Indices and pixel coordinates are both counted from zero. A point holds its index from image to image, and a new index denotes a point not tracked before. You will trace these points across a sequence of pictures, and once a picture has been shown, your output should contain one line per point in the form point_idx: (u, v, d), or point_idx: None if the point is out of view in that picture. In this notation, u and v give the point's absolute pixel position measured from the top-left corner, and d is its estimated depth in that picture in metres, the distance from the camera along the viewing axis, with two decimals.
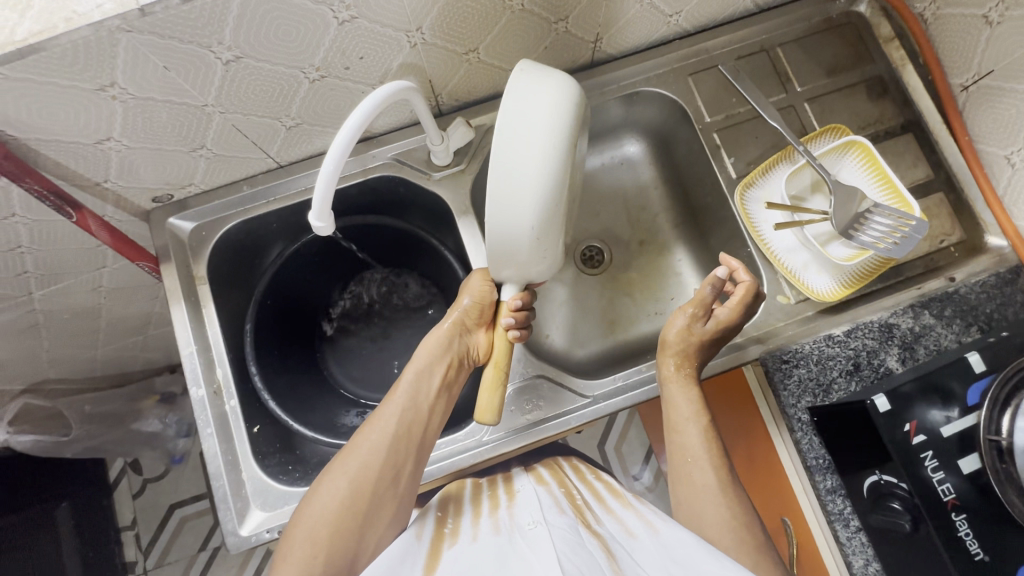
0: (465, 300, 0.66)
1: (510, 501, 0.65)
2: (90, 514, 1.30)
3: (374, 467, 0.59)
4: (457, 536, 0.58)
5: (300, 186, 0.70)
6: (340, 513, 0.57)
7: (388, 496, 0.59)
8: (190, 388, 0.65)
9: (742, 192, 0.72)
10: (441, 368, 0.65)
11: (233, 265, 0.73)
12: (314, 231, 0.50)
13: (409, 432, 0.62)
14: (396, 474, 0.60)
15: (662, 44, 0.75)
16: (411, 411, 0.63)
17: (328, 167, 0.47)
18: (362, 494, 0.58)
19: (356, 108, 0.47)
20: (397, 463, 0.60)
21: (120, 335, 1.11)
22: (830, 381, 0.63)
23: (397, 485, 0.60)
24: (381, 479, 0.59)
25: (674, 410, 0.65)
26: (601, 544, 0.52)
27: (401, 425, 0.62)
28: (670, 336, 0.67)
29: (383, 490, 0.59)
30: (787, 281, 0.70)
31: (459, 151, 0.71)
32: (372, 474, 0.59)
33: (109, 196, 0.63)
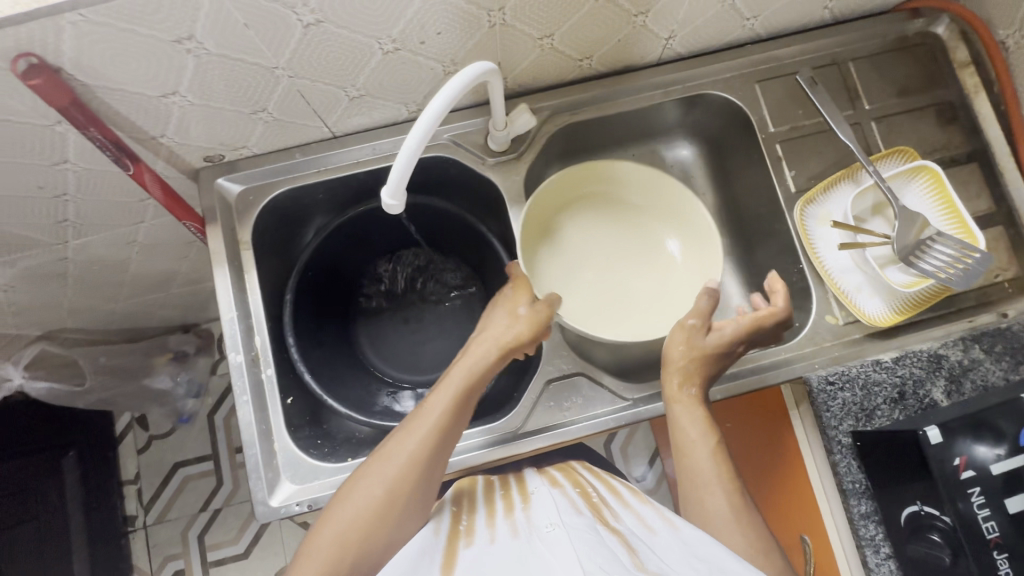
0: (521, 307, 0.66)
1: (526, 501, 0.64)
2: (95, 465, 1.31)
3: (412, 472, 0.56)
4: (473, 537, 0.56)
5: (353, 158, 0.69)
6: (374, 514, 0.54)
7: (420, 500, 0.56)
8: (228, 353, 0.64)
9: (801, 207, 0.70)
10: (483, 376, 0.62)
11: (276, 233, 0.72)
12: (385, 208, 0.49)
13: (447, 439, 0.59)
14: (428, 481, 0.57)
15: (733, 47, 0.73)
16: (452, 420, 0.59)
17: (411, 147, 0.45)
18: (396, 498, 0.55)
19: (439, 95, 0.46)
20: (432, 470, 0.57)
21: (141, 291, 1.10)
22: (874, 407, 0.63)
23: (428, 493, 0.57)
24: (418, 483, 0.56)
25: (681, 423, 0.62)
26: (618, 542, 0.51)
27: (442, 430, 0.58)
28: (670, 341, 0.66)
29: (416, 496, 0.56)
30: (838, 302, 0.68)
31: (517, 137, 0.70)
32: (410, 479, 0.56)
33: (163, 151, 0.61)
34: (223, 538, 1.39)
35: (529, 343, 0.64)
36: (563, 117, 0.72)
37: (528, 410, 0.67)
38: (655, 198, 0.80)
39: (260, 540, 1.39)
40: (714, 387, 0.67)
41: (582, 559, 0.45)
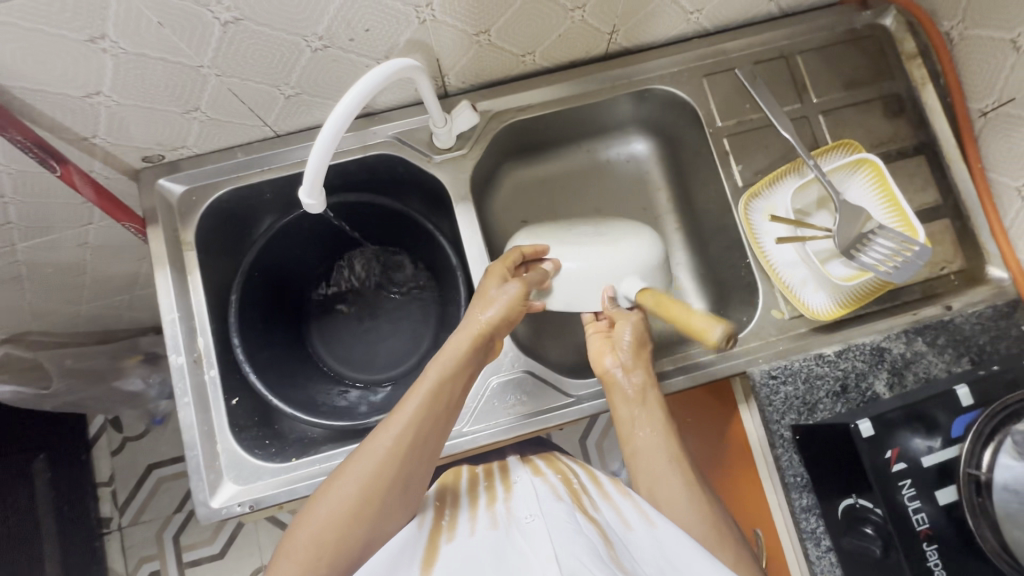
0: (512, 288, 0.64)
1: (506, 493, 0.61)
2: (66, 468, 1.31)
3: (390, 468, 0.54)
4: (454, 531, 0.53)
5: (295, 158, 0.69)
6: (350, 514, 0.52)
7: (401, 497, 0.54)
8: (169, 354, 0.64)
9: (746, 202, 0.70)
10: (460, 367, 0.61)
11: (222, 233, 0.72)
12: (304, 208, 0.49)
13: (427, 433, 0.57)
14: (405, 482, 0.54)
15: (680, 41, 0.73)
16: (430, 413, 0.58)
17: (322, 142, 0.46)
18: (372, 497, 0.53)
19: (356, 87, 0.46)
20: (409, 470, 0.55)
21: (106, 292, 1.10)
22: (816, 400, 0.63)
23: (407, 493, 0.54)
24: (394, 479, 0.54)
25: (636, 430, 0.61)
26: (594, 531, 0.47)
27: (420, 426, 0.57)
28: (592, 350, 0.67)
29: (393, 495, 0.54)
30: (784, 296, 0.68)
31: (462, 134, 0.70)
32: (387, 475, 0.54)
33: (97, 153, 0.61)
34: (198, 538, 1.39)
35: (504, 326, 0.64)
36: (509, 114, 0.71)
37: (475, 408, 0.67)
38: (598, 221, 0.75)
39: (235, 540, 1.39)
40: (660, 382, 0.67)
41: (558, 554, 0.42)
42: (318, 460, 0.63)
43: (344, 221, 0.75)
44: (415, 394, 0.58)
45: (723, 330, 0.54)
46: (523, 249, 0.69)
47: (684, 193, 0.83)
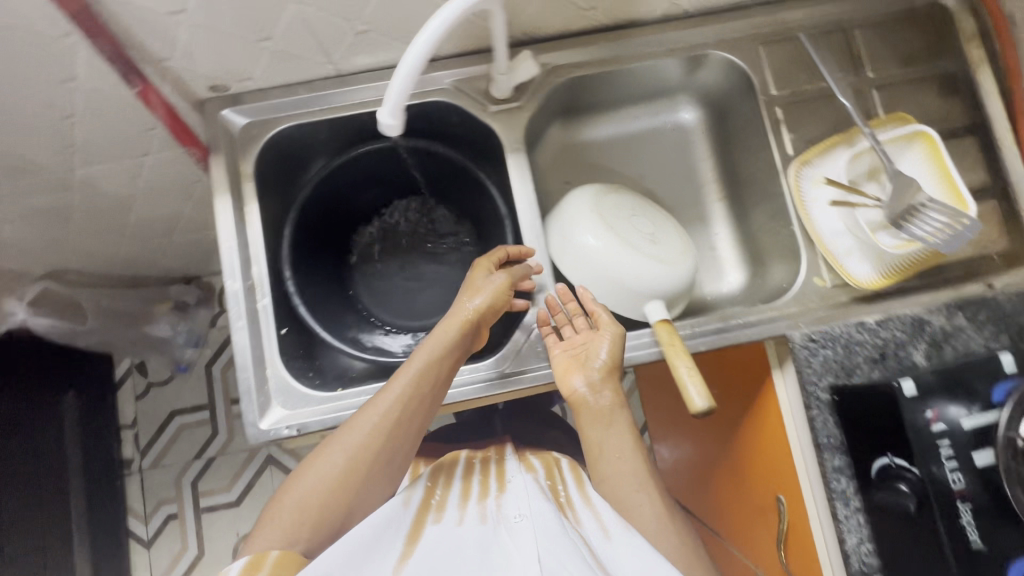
0: (499, 277, 0.64)
1: (500, 485, 0.65)
2: (92, 407, 1.34)
3: (373, 446, 0.57)
4: (442, 513, 0.59)
5: (356, 98, 0.70)
6: (334, 484, 0.56)
7: (383, 470, 0.58)
8: (225, 280, 0.65)
9: (797, 168, 0.70)
10: (449, 355, 0.62)
11: (278, 169, 0.73)
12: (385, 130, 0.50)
13: (410, 418, 0.59)
14: (389, 458, 0.58)
15: (740, 8, 0.74)
16: (416, 399, 0.59)
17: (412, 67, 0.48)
18: (356, 469, 0.57)
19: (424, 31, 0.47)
20: (393, 448, 0.58)
21: (145, 235, 1.13)
22: (854, 365, 0.64)
23: (388, 467, 0.58)
24: (377, 458, 0.57)
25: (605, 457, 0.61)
26: (578, 541, 0.53)
27: (406, 407, 0.59)
28: (560, 371, 0.63)
29: (375, 469, 0.57)
30: (827, 264, 0.69)
31: (519, 86, 0.71)
32: (372, 450, 0.57)
33: (169, 78, 0.62)
34: (216, 485, 1.42)
35: (491, 314, 0.64)
36: (566, 70, 0.72)
37: (519, 347, 0.67)
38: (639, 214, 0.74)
39: (252, 489, 1.42)
40: (701, 339, 0.68)
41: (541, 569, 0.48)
42: (363, 391, 0.65)
43: (408, 154, 0.76)
44: (402, 374, 0.59)
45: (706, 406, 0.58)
46: (507, 249, 0.68)
47: (728, 164, 0.84)
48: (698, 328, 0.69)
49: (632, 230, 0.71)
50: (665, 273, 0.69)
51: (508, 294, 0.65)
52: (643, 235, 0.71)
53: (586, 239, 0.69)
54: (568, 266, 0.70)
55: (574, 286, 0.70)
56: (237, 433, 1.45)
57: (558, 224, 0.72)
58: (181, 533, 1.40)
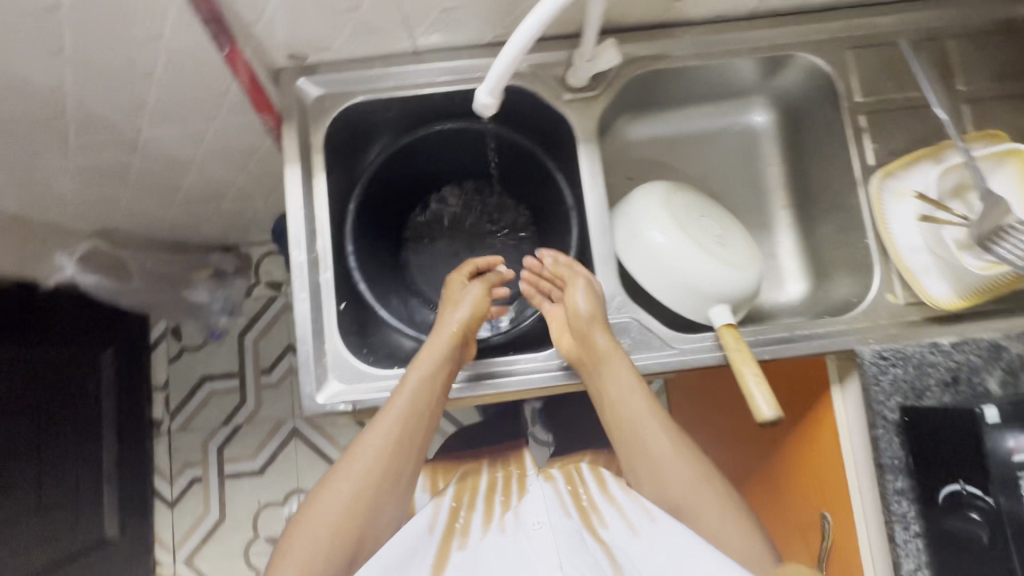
0: (474, 287, 0.69)
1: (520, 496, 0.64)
2: (128, 365, 1.36)
3: (377, 469, 0.58)
4: (466, 536, 0.59)
5: (431, 76, 0.69)
6: (343, 512, 0.56)
7: (392, 492, 0.59)
8: (291, 250, 0.65)
9: (879, 180, 0.68)
10: (440, 375, 0.62)
11: (347, 143, 0.73)
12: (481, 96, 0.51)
13: (409, 437, 0.60)
14: (395, 478, 0.59)
15: (830, 10, 0.71)
16: (412, 420, 0.60)
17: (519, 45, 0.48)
18: (363, 496, 0.57)
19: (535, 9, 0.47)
20: (397, 468, 0.60)
21: (194, 201, 1.13)
22: (925, 387, 0.62)
23: (396, 487, 0.59)
24: (382, 480, 0.59)
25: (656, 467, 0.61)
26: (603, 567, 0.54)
27: (407, 428, 0.60)
28: (558, 339, 0.67)
29: (383, 492, 0.59)
30: (901, 280, 0.67)
31: (596, 76, 0.70)
32: (377, 474, 0.58)
33: (252, 43, 0.62)
34: (240, 452, 1.44)
35: (474, 323, 0.68)
36: (645, 62, 0.71)
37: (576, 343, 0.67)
38: (707, 217, 0.73)
39: (276, 459, 1.44)
40: (765, 347, 0.66)
41: None
42: None
43: (492, 140, 0.76)
44: (399, 394, 0.61)
45: (775, 415, 0.56)
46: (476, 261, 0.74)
47: (797, 171, 0.82)
48: (763, 335, 0.67)
49: (699, 231, 0.70)
50: (734, 277, 0.67)
51: (485, 301, 0.69)
52: (712, 237, 0.70)
53: (653, 235, 0.68)
54: (632, 262, 0.69)
55: (639, 281, 0.68)
56: (265, 403, 1.46)
57: (626, 217, 0.70)
58: (204, 496, 1.43)
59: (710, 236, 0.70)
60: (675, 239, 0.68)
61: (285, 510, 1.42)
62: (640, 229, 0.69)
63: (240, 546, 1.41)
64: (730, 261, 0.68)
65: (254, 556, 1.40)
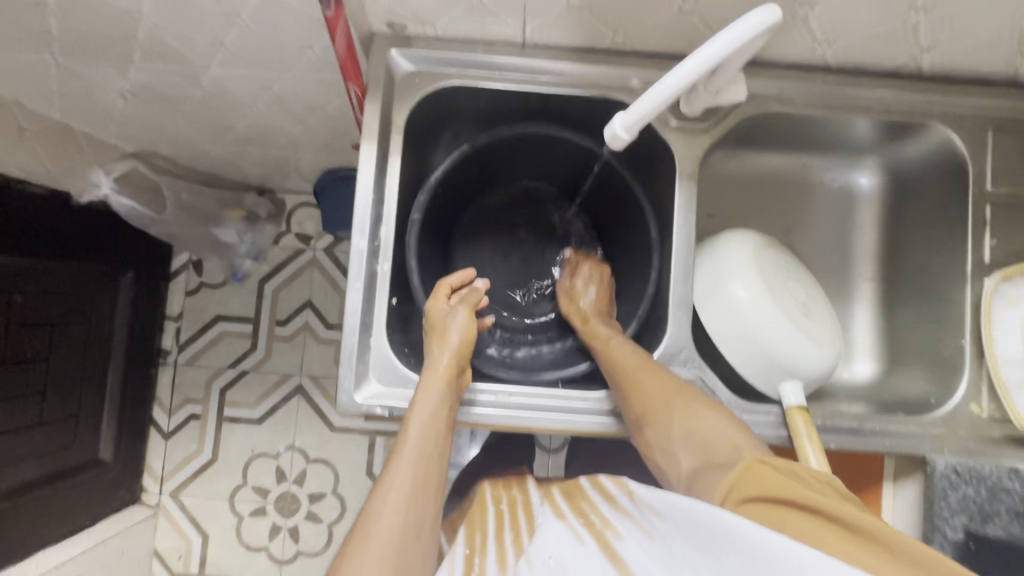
0: (460, 314, 0.65)
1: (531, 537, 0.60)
2: (146, 292, 1.33)
3: (398, 524, 0.52)
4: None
5: (534, 73, 0.63)
6: None
7: (419, 548, 0.52)
8: (353, 236, 0.60)
9: (995, 282, 0.62)
10: (442, 415, 0.57)
11: (431, 126, 0.68)
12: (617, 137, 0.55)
13: (424, 477, 0.55)
14: (418, 528, 0.53)
15: (981, 84, 0.64)
16: (424, 459, 0.56)
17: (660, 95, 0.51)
18: (389, 557, 0.50)
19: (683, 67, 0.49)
20: (418, 517, 0.53)
21: (243, 142, 1.07)
22: (994, 512, 0.58)
23: (421, 540, 0.52)
24: (405, 535, 0.51)
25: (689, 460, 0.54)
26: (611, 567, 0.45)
27: (419, 468, 0.55)
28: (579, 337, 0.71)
29: (410, 547, 0.51)
30: (990, 392, 0.62)
31: (711, 108, 0.63)
32: (399, 528, 0.52)
33: (354, 4, 0.56)
34: (242, 398, 1.42)
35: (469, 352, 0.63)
36: (767, 102, 0.64)
37: None
38: (797, 280, 0.68)
39: (276, 412, 1.42)
40: (831, 435, 0.62)
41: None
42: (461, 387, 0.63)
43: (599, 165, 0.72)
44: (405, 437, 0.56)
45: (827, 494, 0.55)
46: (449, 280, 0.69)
47: (895, 246, 0.76)
48: (831, 422, 0.62)
49: (787, 295, 0.65)
50: (813, 354, 0.62)
51: (472, 321, 0.65)
52: (797, 305, 0.65)
53: (739, 291, 0.62)
54: (711, 315, 0.63)
55: (713, 338, 0.63)
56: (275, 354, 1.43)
57: (711, 262, 0.66)
58: (200, 434, 1.41)
59: (797, 303, 0.65)
60: (762, 300, 0.62)
61: (277, 464, 1.40)
62: (727, 281, 0.63)
63: (227, 490, 1.40)
64: (813, 332, 0.64)
65: (238, 502, 1.39)
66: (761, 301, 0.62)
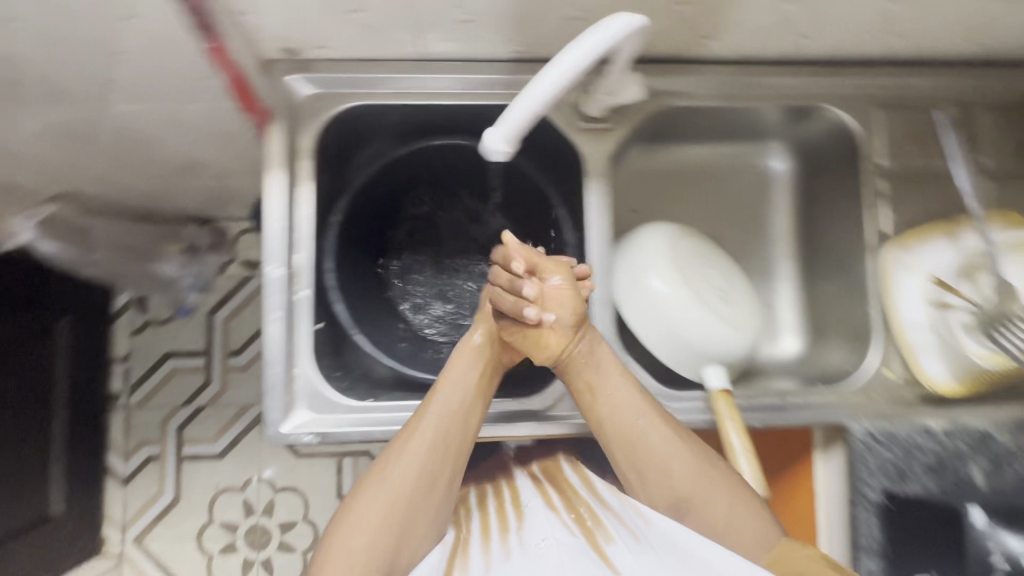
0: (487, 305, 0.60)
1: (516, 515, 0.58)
2: (87, 336, 1.29)
3: (408, 481, 0.52)
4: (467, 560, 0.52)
5: (439, 88, 0.64)
6: (371, 533, 0.50)
7: (427, 510, 0.53)
8: (267, 265, 0.60)
9: (891, 252, 0.66)
10: (470, 383, 0.57)
11: (341, 146, 0.67)
12: (495, 147, 0.48)
13: (432, 478, 0.53)
14: (428, 488, 0.53)
15: (865, 64, 0.68)
16: (443, 442, 0.54)
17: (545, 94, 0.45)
18: (394, 513, 0.51)
19: (563, 64, 0.45)
20: (433, 479, 0.53)
21: (170, 174, 1.05)
22: (910, 471, 0.61)
23: (430, 501, 0.53)
24: (413, 496, 0.52)
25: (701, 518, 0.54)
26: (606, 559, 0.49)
27: (445, 435, 0.54)
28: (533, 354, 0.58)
29: (417, 506, 0.52)
30: (900, 357, 0.65)
31: (614, 107, 0.65)
32: (411, 491, 0.52)
33: (242, 33, 0.56)
34: (201, 435, 1.38)
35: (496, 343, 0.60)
36: (667, 97, 0.66)
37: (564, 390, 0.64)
38: (715, 265, 0.70)
39: (237, 445, 1.39)
40: (755, 413, 0.63)
41: None
42: (393, 406, 0.61)
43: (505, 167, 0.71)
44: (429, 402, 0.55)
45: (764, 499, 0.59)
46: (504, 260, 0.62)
47: (807, 224, 0.79)
48: (755, 401, 0.64)
49: (702, 283, 0.67)
50: (729, 338, 0.65)
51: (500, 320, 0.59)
52: (713, 291, 0.67)
53: (655, 286, 0.64)
54: (631, 311, 0.65)
55: (635, 332, 0.65)
56: (230, 386, 1.40)
57: (629, 257, 0.66)
58: (159, 475, 1.37)
59: (714, 288, 0.67)
60: (676, 292, 0.64)
61: (243, 497, 1.37)
62: (643, 276, 0.65)
63: (193, 529, 1.36)
64: (730, 316, 0.66)
65: (207, 541, 1.36)
66: (677, 293, 0.64)
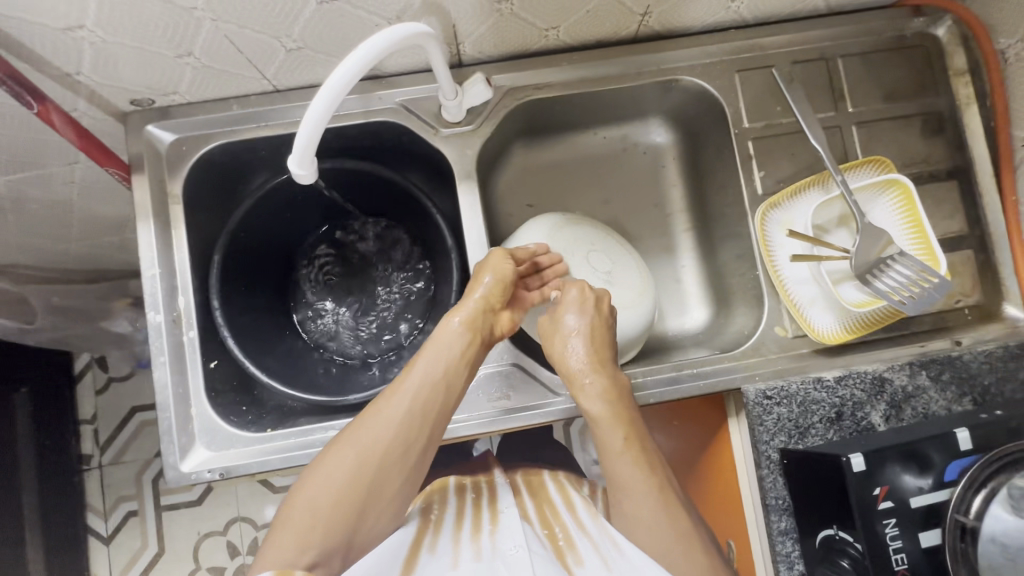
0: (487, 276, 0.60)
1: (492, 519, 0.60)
2: (47, 400, 1.21)
3: (383, 444, 0.53)
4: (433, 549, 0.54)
5: (296, 116, 0.65)
6: (341, 488, 0.50)
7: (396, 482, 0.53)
8: (148, 312, 0.61)
9: (765, 211, 0.66)
10: (453, 358, 0.58)
11: (214, 186, 0.68)
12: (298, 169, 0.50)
13: (406, 447, 0.54)
14: (403, 454, 0.53)
15: (718, 30, 0.68)
16: (418, 417, 0.55)
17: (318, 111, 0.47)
18: (368, 471, 0.52)
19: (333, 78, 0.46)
20: (408, 446, 0.54)
21: (97, 229, 0.96)
22: (809, 425, 0.61)
23: (402, 468, 0.53)
24: (385, 461, 0.53)
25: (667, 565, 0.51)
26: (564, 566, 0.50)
27: (423, 409, 0.55)
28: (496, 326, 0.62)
29: (391, 469, 0.53)
30: (789, 314, 0.66)
31: (472, 109, 0.66)
32: (386, 456, 0.53)
33: (83, 92, 0.57)
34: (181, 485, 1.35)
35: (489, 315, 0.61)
36: (526, 91, 0.67)
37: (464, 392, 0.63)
38: (604, 247, 0.70)
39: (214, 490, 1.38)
40: (652, 390, 0.64)
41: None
42: (294, 434, 0.62)
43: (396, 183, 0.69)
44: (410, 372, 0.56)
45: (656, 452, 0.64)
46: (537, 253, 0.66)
47: (699, 194, 0.80)
48: (652, 376, 0.64)
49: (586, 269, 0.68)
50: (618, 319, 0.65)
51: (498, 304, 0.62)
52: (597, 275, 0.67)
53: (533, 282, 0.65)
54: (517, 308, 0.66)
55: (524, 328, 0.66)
56: None
57: None
58: (141, 531, 1.28)
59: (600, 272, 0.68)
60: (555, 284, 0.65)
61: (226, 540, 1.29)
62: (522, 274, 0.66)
63: None
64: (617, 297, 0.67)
65: None
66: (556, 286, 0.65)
